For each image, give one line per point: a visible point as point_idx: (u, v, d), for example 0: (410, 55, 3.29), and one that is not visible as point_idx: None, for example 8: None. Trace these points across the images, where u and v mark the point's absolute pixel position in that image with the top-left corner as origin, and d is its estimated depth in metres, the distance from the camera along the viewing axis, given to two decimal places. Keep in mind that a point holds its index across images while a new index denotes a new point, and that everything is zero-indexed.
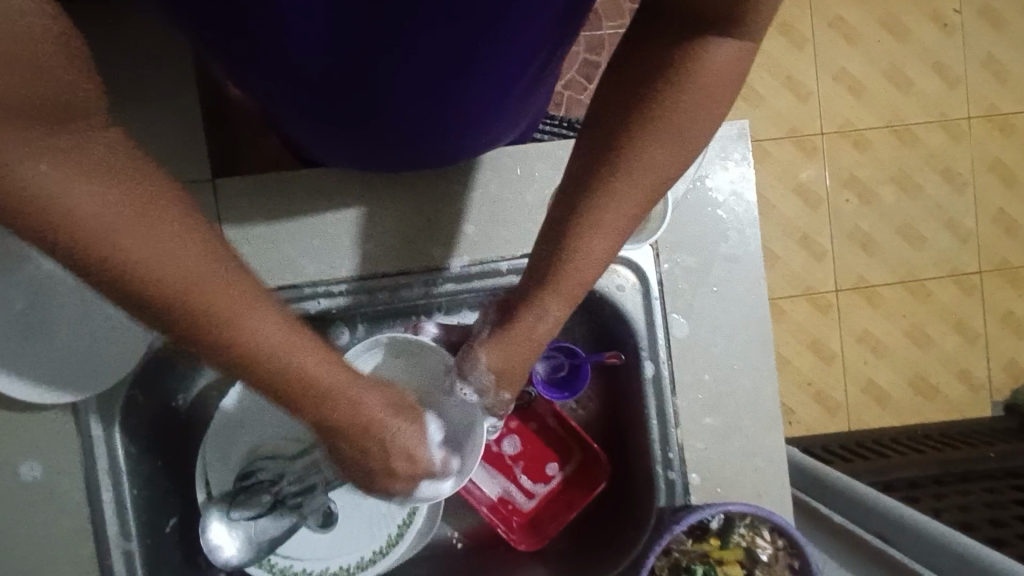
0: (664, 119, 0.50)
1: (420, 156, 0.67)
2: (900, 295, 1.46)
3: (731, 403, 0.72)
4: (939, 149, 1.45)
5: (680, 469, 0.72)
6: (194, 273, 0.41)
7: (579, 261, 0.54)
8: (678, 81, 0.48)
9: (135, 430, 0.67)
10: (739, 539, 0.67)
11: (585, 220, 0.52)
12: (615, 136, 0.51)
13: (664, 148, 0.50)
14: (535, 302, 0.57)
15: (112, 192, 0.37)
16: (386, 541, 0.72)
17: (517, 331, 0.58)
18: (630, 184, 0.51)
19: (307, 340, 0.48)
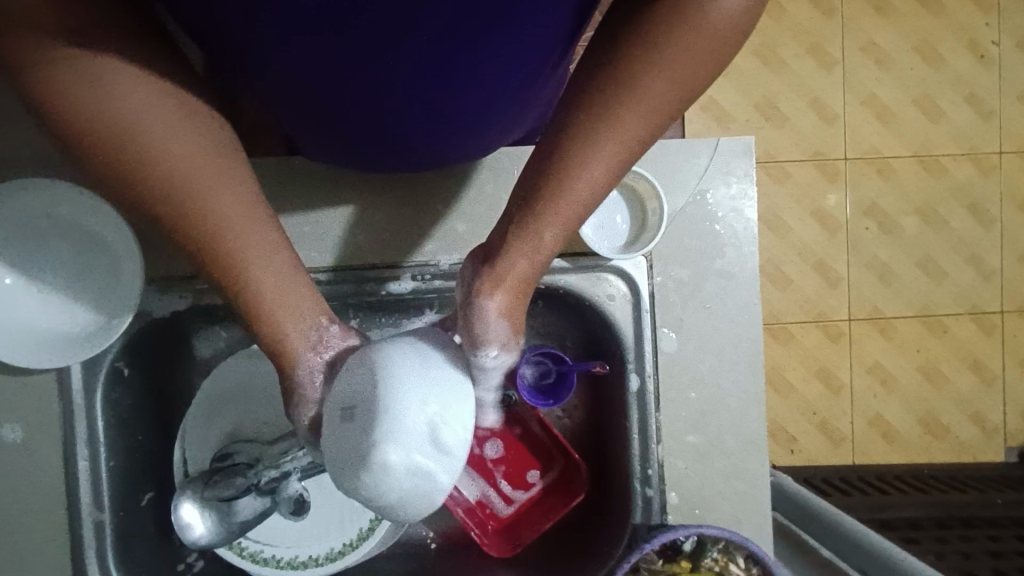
0: (684, 44, 0.45)
1: (424, 154, 0.66)
2: (915, 329, 1.42)
3: (716, 423, 0.70)
4: (967, 183, 1.41)
5: (659, 487, 0.70)
6: (141, 135, 0.41)
7: (573, 189, 0.49)
8: (693, 14, 0.44)
9: (118, 401, 0.68)
10: (711, 564, 0.65)
11: (585, 143, 0.47)
12: (624, 52, 0.46)
13: (673, 76, 0.46)
14: (527, 227, 0.50)
15: (173, 122, 0.42)
16: (357, 535, 0.73)
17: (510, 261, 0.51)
18: (633, 114, 0.47)
19: (260, 227, 0.47)
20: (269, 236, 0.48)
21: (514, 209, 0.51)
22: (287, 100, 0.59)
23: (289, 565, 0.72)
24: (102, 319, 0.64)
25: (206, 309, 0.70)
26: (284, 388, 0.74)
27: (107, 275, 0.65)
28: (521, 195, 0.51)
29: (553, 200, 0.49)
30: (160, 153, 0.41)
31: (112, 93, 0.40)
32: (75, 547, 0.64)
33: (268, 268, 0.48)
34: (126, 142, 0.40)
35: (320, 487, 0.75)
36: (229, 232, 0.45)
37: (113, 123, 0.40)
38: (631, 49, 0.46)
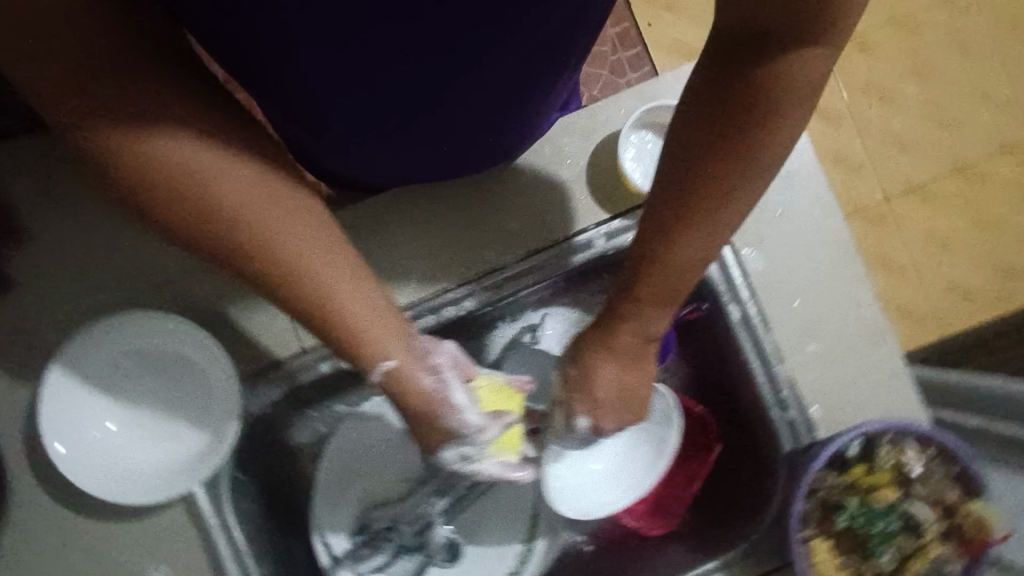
0: (751, 121, 0.43)
1: (450, 164, 0.64)
2: (955, 184, 1.38)
3: (830, 323, 0.68)
4: (951, 27, 1.39)
5: (797, 407, 0.67)
6: (233, 195, 0.43)
7: (670, 286, 0.50)
8: (771, 94, 0.42)
9: (247, 510, 0.65)
10: (886, 459, 0.61)
11: (684, 240, 0.48)
12: (695, 141, 0.45)
13: (743, 160, 0.45)
14: (629, 316, 0.53)
15: (255, 176, 0.44)
16: (518, 559, 0.70)
17: (619, 345, 0.54)
18: (721, 204, 0.47)
19: (350, 274, 0.49)
20: (361, 277, 0.50)
21: (613, 301, 0.54)
22: (329, 140, 0.59)
23: None
24: (196, 425, 0.63)
25: (298, 393, 0.67)
26: (397, 443, 0.72)
27: (190, 378, 0.64)
28: (617, 289, 0.53)
29: (642, 291, 0.51)
30: (232, 195, 0.43)
31: (188, 149, 0.42)
32: None
33: (350, 287, 0.49)
34: (189, 183, 0.42)
35: (468, 528, 0.71)
36: (301, 250, 0.46)
37: (174, 160, 0.41)
38: (699, 134, 0.45)
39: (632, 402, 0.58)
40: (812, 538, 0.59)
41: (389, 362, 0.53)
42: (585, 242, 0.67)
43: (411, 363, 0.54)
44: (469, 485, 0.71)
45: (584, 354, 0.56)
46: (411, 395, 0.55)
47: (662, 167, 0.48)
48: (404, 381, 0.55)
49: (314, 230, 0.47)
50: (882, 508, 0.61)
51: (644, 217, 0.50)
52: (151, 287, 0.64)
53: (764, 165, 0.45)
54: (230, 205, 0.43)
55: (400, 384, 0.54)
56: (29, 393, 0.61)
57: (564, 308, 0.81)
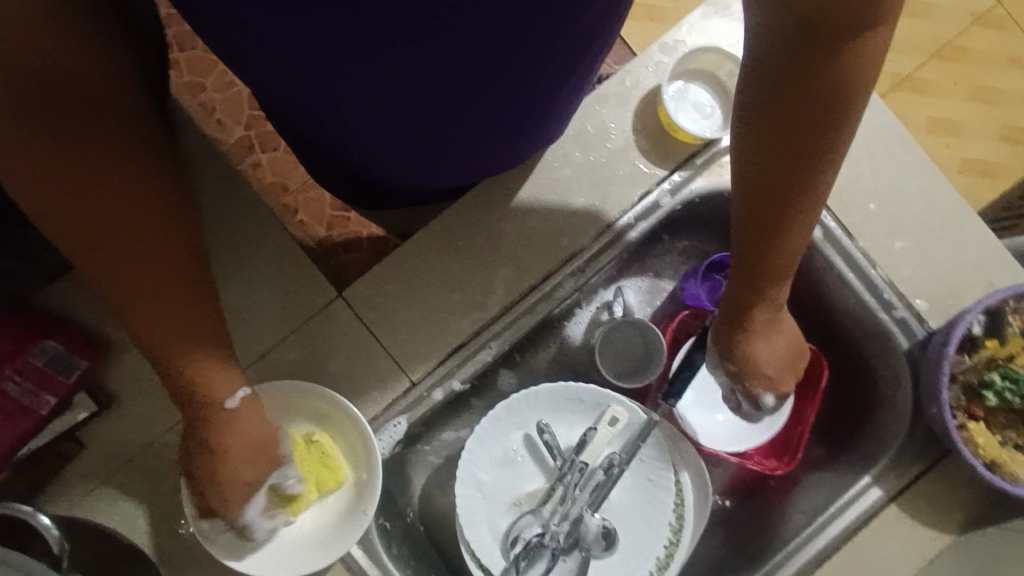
0: (824, 104, 0.45)
1: (480, 160, 0.62)
2: (943, 67, 1.40)
3: (911, 216, 0.68)
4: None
5: (903, 304, 0.67)
6: (97, 248, 0.44)
7: (785, 268, 0.54)
8: (839, 83, 0.44)
9: (400, 554, 0.67)
10: (1016, 326, 0.60)
11: (792, 227, 0.51)
12: (770, 135, 0.47)
13: (823, 137, 0.46)
14: (758, 303, 0.57)
15: (125, 190, 0.44)
16: (672, 530, 0.70)
17: (753, 328, 0.58)
18: (817, 184, 0.49)
19: (219, 357, 0.51)
20: (224, 363, 0.51)
21: (733, 288, 0.57)
22: (389, 157, 0.60)
23: None
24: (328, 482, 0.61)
25: (417, 425, 0.68)
26: (524, 449, 0.72)
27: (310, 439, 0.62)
28: (733, 279, 0.56)
29: (764, 275, 0.54)
30: (129, 233, 0.44)
31: (98, 179, 0.43)
32: None
33: (215, 372, 0.50)
34: (97, 213, 0.43)
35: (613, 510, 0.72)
36: (165, 289, 0.46)
37: (85, 190, 0.42)
38: (775, 131, 0.47)
39: (782, 368, 0.61)
40: (967, 424, 0.60)
41: (243, 391, 0.52)
42: (651, 204, 0.68)
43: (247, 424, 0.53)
44: (607, 469, 0.70)
45: (726, 337, 0.61)
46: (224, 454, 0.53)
47: (744, 166, 0.50)
48: (246, 429, 0.52)
49: (205, 360, 0.50)
50: None
51: (739, 215, 0.52)
52: (251, 358, 0.63)
53: (837, 144, 0.47)
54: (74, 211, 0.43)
55: (241, 430, 0.52)
56: (170, 493, 0.61)
57: (634, 278, 0.82)
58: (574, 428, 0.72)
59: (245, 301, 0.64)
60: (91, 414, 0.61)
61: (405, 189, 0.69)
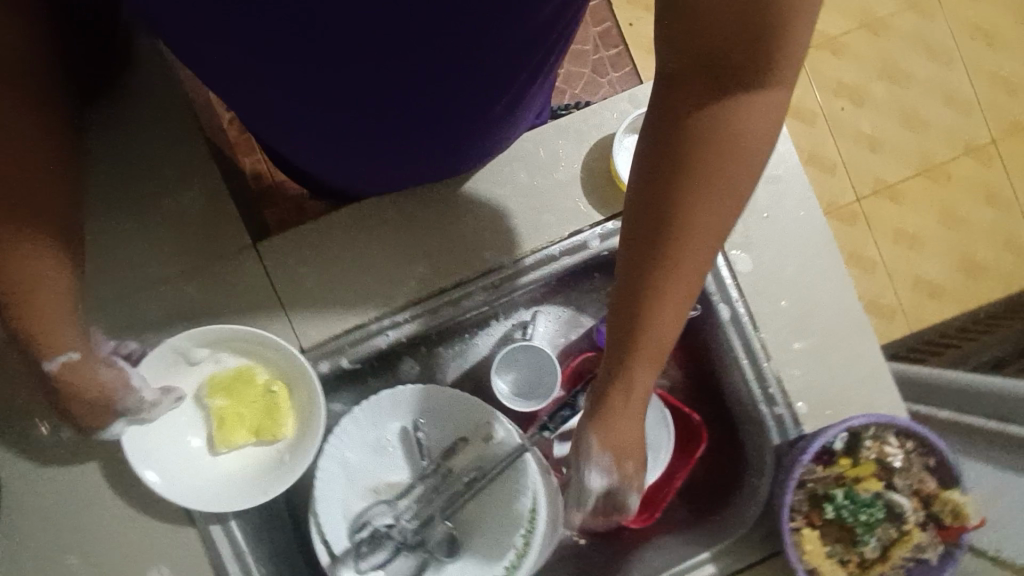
0: (717, 169, 0.42)
1: (407, 166, 0.63)
2: (922, 184, 1.45)
3: (816, 322, 0.71)
4: (918, 34, 1.46)
5: (784, 402, 0.70)
6: None
7: (655, 344, 0.48)
8: (724, 138, 0.40)
9: (246, 509, 0.67)
10: (869, 453, 0.64)
11: (664, 296, 0.46)
12: (664, 184, 0.43)
13: (717, 199, 0.42)
14: (621, 372, 0.51)
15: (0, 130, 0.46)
16: (516, 553, 0.70)
17: (613, 404, 0.52)
18: (698, 246, 0.44)
19: (67, 272, 0.52)
20: (70, 288, 0.52)
21: (607, 355, 0.52)
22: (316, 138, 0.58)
23: None
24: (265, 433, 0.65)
25: None
26: (399, 441, 0.73)
27: (268, 386, 0.65)
28: (609, 351, 0.51)
29: (640, 345, 0.48)
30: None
31: None
32: None
33: (37, 267, 0.50)
34: None
35: (466, 521, 0.73)
36: (29, 202, 0.48)
37: None
38: (668, 185, 0.42)
39: (634, 453, 0.56)
40: (801, 529, 0.63)
41: (71, 355, 0.54)
42: (579, 243, 0.69)
43: (89, 358, 0.56)
44: (468, 480, 0.71)
45: (591, 410, 0.54)
46: (80, 391, 0.56)
47: (642, 211, 0.45)
48: (76, 385, 0.56)
49: (44, 277, 0.50)
50: (867, 498, 0.63)
51: (625, 273, 0.47)
52: (149, 285, 0.64)
53: (721, 208, 0.43)
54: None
55: (70, 388, 0.55)
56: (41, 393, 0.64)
57: (553, 307, 0.84)
58: (450, 435, 0.72)
59: (158, 229, 0.65)
60: None
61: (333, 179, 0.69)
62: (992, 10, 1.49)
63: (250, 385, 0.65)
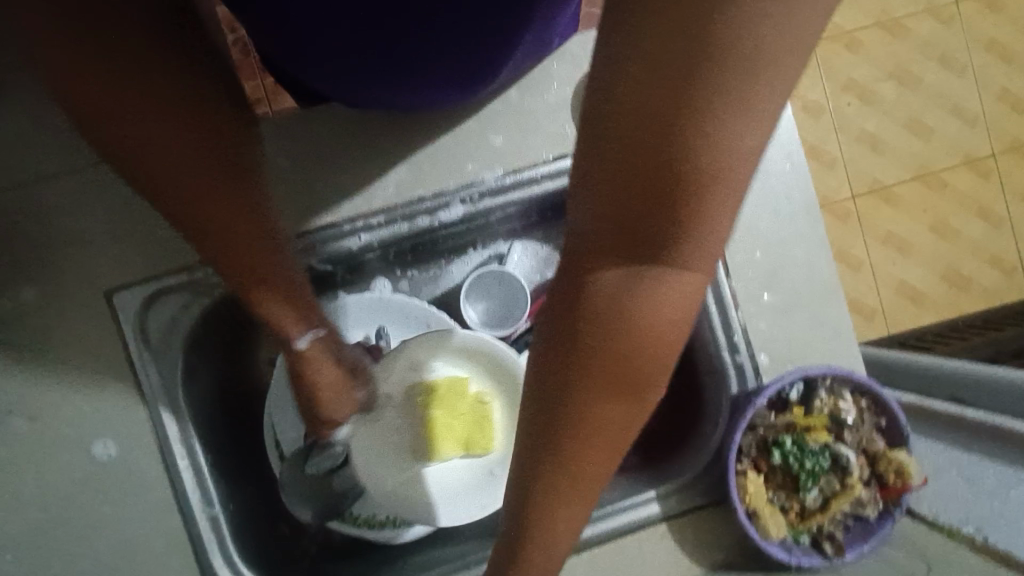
0: (624, 350, 0.38)
1: (398, 91, 0.61)
2: (918, 191, 1.41)
3: (788, 278, 0.71)
4: (932, 39, 1.42)
5: (748, 352, 0.71)
6: (145, 165, 0.46)
7: (585, 487, 0.44)
8: (648, 279, 0.35)
9: (195, 396, 0.66)
10: (822, 406, 0.65)
11: (579, 437, 0.41)
12: (568, 371, 0.39)
13: (621, 378, 0.39)
14: (537, 521, 0.47)
15: (170, 149, 0.47)
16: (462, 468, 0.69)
17: (533, 544, 0.48)
18: (614, 400, 0.39)
19: (278, 250, 0.55)
20: (277, 253, 0.55)
21: (514, 512, 0.48)
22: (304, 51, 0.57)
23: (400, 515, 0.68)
24: (474, 448, 0.68)
25: None
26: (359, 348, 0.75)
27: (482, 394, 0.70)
28: (514, 510, 0.47)
29: (546, 503, 0.45)
30: (170, 144, 0.47)
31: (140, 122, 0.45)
32: (197, 547, 0.62)
33: (268, 259, 0.54)
34: (136, 152, 0.46)
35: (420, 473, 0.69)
36: (207, 216, 0.50)
37: (127, 143, 0.46)
38: (579, 375, 0.39)
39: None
40: (746, 472, 0.64)
41: (316, 333, 0.61)
42: (562, 169, 0.69)
43: (322, 345, 0.61)
44: None
45: (509, 540, 0.50)
46: (319, 376, 0.62)
47: (542, 386, 0.40)
48: (318, 360, 0.61)
49: (260, 254, 0.54)
50: (813, 447, 0.64)
51: (528, 418, 0.43)
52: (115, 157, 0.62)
53: (641, 350, 0.38)
54: (132, 149, 0.46)
55: (317, 361, 0.61)
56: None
57: (531, 244, 0.82)
58: None
59: None
60: None
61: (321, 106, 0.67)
62: (1011, 26, 1.44)
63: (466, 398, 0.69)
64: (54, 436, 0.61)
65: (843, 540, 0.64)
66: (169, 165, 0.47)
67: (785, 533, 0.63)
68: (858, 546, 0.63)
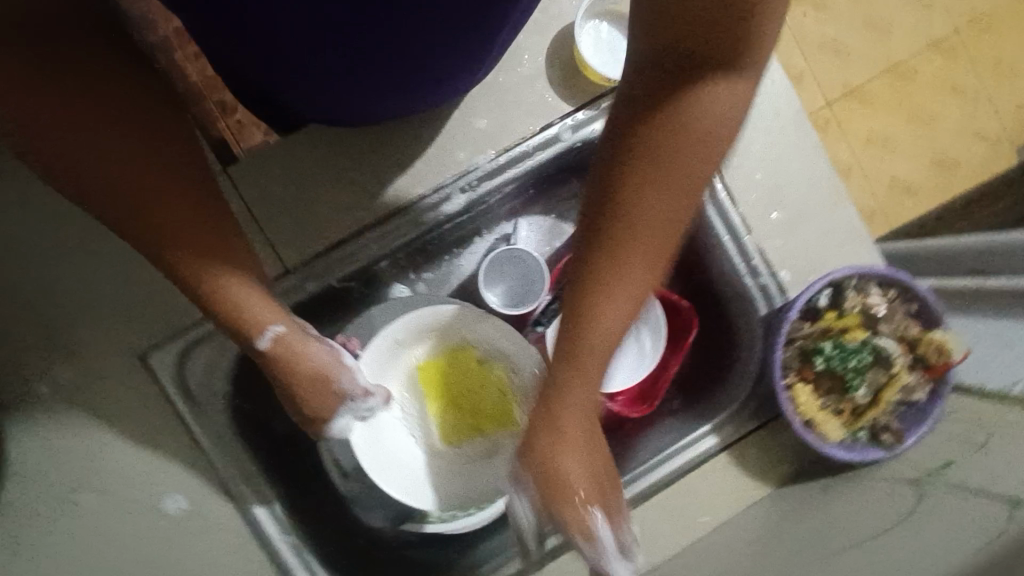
0: (655, 220, 0.45)
1: (386, 107, 0.62)
2: (891, 84, 1.36)
3: (792, 193, 0.72)
4: None
5: (769, 273, 0.71)
6: (91, 174, 0.44)
7: (592, 378, 0.51)
8: (674, 140, 0.42)
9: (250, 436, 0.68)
10: (853, 305, 0.67)
11: (605, 321, 0.48)
12: (629, 200, 0.44)
13: (667, 217, 0.45)
14: (554, 396, 0.52)
15: (129, 163, 0.45)
16: None
17: (543, 442, 0.53)
18: (640, 276, 0.47)
19: (251, 280, 0.53)
20: (249, 276, 0.52)
21: (567, 390, 0.52)
22: (288, 87, 0.58)
23: None
24: (502, 422, 0.72)
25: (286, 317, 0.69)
26: None
27: (487, 363, 0.72)
28: (563, 386, 0.52)
29: (585, 363, 0.50)
30: (132, 169, 0.45)
31: (93, 142, 0.43)
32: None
33: (239, 289, 0.51)
34: (91, 174, 0.44)
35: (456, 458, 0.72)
36: (188, 243, 0.48)
37: (91, 169, 0.44)
38: (637, 204, 0.44)
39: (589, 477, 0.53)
40: (793, 385, 0.66)
41: (275, 330, 0.54)
42: (551, 137, 0.69)
43: (294, 334, 0.56)
44: None
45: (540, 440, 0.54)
46: (294, 366, 0.56)
47: (593, 253, 0.47)
48: (292, 354, 0.56)
49: (230, 280, 0.51)
50: (854, 346, 0.66)
51: (575, 281, 0.49)
52: None
53: (668, 217, 0.45)
54: (68, 164, 0.43)
55: (289, 358, 0.56)
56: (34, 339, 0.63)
57: (536, 218, 0.82)
58: None
59: None
60: None
61: (314, 132, 0.68)
62: None
63: (475, 367, 0.73)
64: (123, 499, 0.62)
65: (899, 428, 0.66)
66: (114, 178, 0.44)
67: (843, 433, 0.66)
68: (916, 431, 0.65)
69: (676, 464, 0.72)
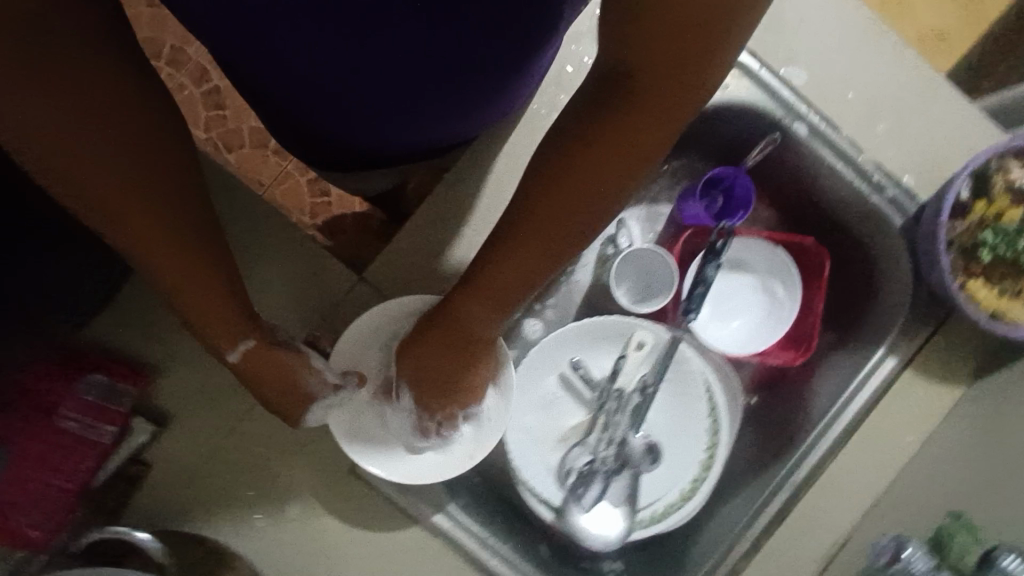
0: (581, 180, 0.44)
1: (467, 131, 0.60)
2: None
3: (890, 97, 0.71)
4: None
5: (893, 184, 0.71)
6: (103, 210, 0.43)
7: (499, 309, 0.53)
8: (625, 142, 0.42)
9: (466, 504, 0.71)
10: (1000, 186, 0.66)
11: (513, 249, 0.48)
12: (555, 170, 0.44)
13: (590, 194, 0.44)
14: (458, 324, 0.54)
15: (140, 201, 0.44)
16: (710, 433, 0.76)
17: (429, 373, 0.58)
18: (551, 219, 0.46)
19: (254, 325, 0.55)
20: (249, 318, 0.54)
21: (471, 297, 0.53)
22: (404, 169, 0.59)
23: (683, 500, 0.75)
24: None
25: None
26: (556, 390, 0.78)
27: None
28: (469, 287, 0.52)
29: (487, 283, 0.51)
30: (145, 213, 0.45)
31: (106, 172, 0.42)
32: None
33: (240, 332, 0.54)
34: (107, 206, 0.43)
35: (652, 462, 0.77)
36: (190, 283, 0.49)
37: (105, 200, 0.43)
38: (561, 175, 0.44)
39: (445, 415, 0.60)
40: (967, 284, 0.66)
41: (245, 343, 0.55)
42: None
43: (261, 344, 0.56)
44: (641, 391, 0.77)
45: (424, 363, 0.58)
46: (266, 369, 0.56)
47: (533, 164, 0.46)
48: (262, 362, 0.56)
49: (231, 317, 0.53)
50: (1016, 227, 0.65)
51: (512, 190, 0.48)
52: None
53: (593, 164, 0.43)
54: (80, 185, 0.42)
55: (259, 366, 0.56)
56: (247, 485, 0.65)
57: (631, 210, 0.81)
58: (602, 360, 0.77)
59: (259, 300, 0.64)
60: (151, 435, 0.63)
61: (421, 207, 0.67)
62: None
63: None
64: None
65: None
66: (126, 211, 0.44)
67: None
68: None
69: (866, 395, 0.72)
